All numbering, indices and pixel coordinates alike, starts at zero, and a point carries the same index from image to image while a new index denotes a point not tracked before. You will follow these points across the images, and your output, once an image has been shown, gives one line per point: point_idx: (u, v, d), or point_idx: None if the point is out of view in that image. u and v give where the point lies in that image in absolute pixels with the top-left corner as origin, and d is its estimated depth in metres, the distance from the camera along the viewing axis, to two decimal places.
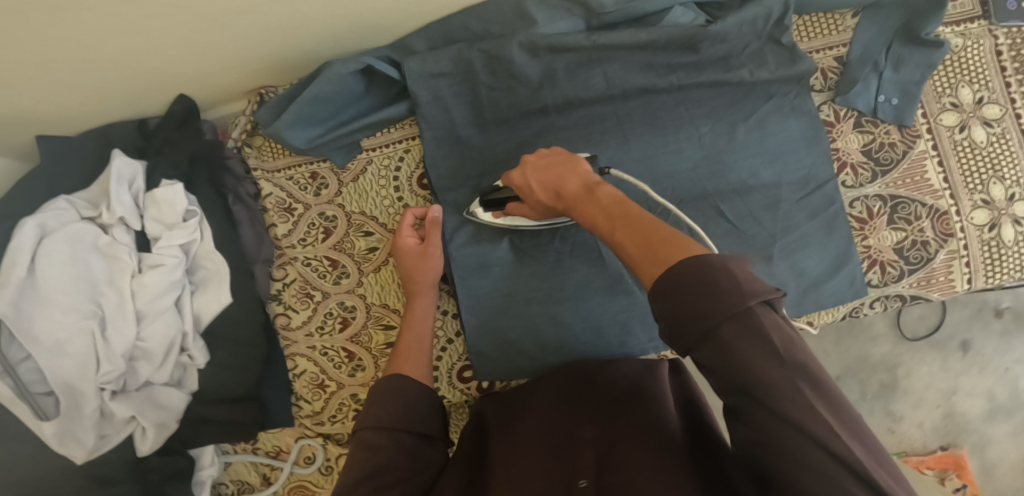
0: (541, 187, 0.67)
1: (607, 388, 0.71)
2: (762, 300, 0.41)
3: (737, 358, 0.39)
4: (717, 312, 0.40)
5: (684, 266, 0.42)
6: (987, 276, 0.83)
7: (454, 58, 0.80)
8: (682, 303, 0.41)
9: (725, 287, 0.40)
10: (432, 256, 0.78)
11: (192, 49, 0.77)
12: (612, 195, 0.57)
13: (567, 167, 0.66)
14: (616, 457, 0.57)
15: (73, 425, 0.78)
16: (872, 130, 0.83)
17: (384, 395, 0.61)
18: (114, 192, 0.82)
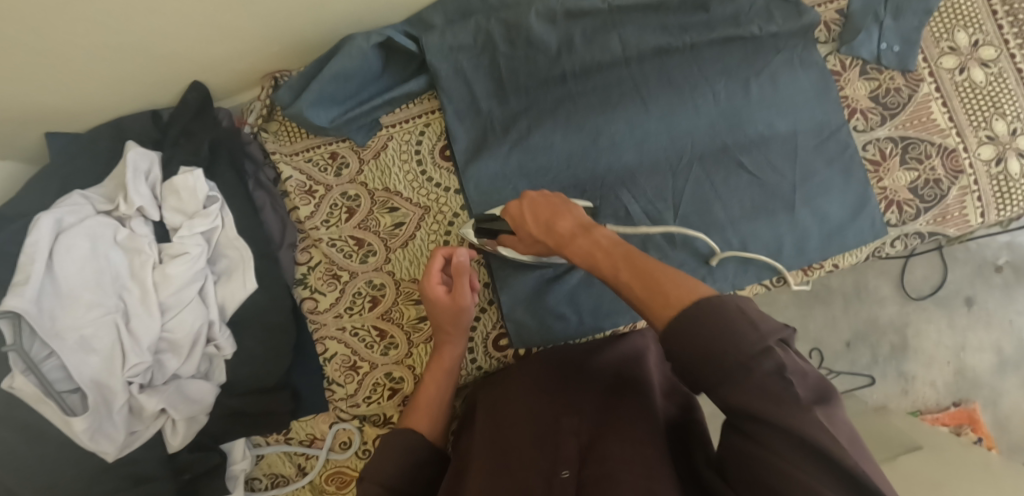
0: (533, 223, 0.68)
1: (595, 374, 0.71)
2: (780, 341, 0.44)
3: (757, 392, 0.43)
4: (738, 347, 0.44)
5: (704, 311, 0.46)
6: (998, 209, 0.86)
7: (473, 31, 0.83)
8: (705, 339, 0.45)
9: (749, 335, 0.44)
10: (464, 312, 0.74)
11: (213, 31, 0.78)
12: (610, 243, 0.61)
13: (560, 212, 0.66)
14: (599, 447, 0.59)
15: (103, 423, 0.75)
16: (877, 77, 0.86)
17: (391, 452, 0.65)
18: (131, 184, 0.81)
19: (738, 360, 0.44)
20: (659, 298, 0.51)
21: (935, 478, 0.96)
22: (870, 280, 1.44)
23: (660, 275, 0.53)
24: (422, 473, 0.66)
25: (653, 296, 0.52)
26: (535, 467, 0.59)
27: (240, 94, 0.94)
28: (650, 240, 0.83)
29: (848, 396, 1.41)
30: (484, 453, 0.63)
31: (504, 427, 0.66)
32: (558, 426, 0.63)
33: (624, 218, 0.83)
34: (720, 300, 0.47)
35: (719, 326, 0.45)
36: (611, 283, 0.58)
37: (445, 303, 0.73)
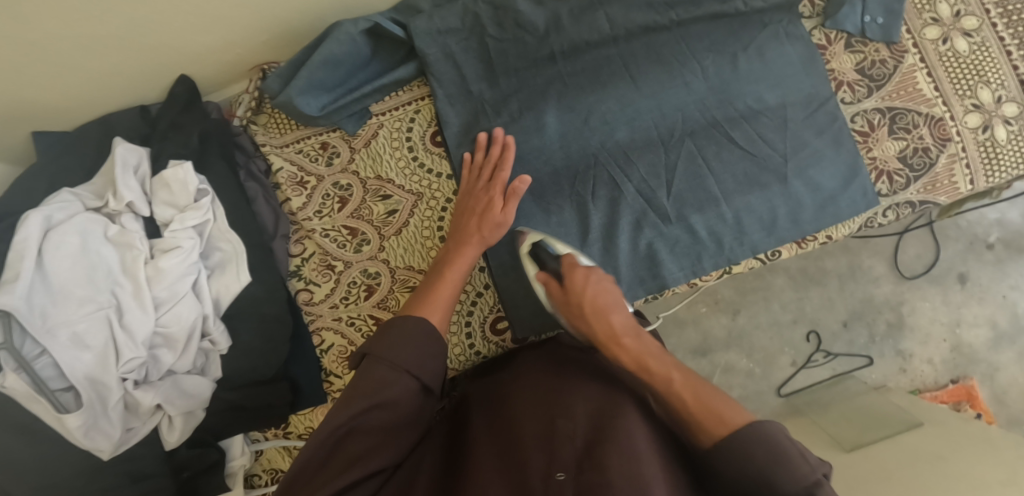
0: (594, 293, 0.73)
1: (594, 378, 0.70)
2: (822, 475, 0.54)
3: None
4: (795, 478, 0.53)
5: (759, 439, 0.55)
6: (987, 176, 0.87)
7: (461, 14, 0.83)
8: (759, 467, 0.54)
9: (802, 467, 0.53)
10: (502, 226, 0.78)
11: (200, 20, 0.78)
12: (657, 349, 0.68)
13: (617, 298, 0.73)
14: (597, 453, 0.56)
15: (98, 420, 0.74)
16: (863, 50, 0.87)
17: (402, 327, 0.64)
18: (121, 179, 0.81)
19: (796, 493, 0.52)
20: (711, 414, 0.59)
21: (939, 452, 0.96)
22: (864, 260, 1.45)
23: (709, 393, 0.61)
24: (426, 364, 0.63)
25: (704, 413, 0.59)
26: (529, 469, 0.55)
27: (229, 88, 0.94)
28: (644, 218, 0.84)
29: (847, 377, 1.42)
30: (479, 460, 0.61)
31: (500, 431, 0.64)
32: (554, 428, 0.60)
33: (617, 196, 0.84)
34: (766, 427, 0.56)
35: (773, 456, 0.54)
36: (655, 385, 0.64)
37: (493, 202, 0.78)
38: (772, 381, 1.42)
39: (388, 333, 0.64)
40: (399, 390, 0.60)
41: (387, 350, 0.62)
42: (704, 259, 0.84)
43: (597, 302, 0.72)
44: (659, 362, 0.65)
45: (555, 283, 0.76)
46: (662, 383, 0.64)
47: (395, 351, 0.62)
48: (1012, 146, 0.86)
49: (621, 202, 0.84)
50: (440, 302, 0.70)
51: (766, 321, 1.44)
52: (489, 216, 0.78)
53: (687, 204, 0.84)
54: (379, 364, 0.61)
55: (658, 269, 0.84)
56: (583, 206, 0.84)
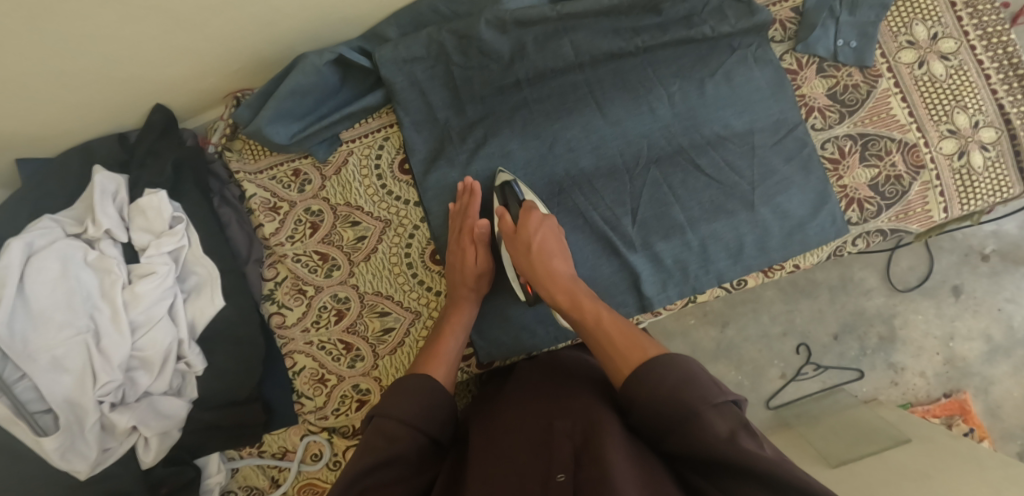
0: (542, 238, 0.78)
1: (589, 383, 0.70)
2: (731, 401, 0.57)
3: (705, 429, 0.54)
4: (701, 396, 0.56)
5: (669, 364, 0.60)
6: (962, 203, 0.85)
7: (426, 43, 0.83)
8: (654, 379, 0.60)
9: (712, 391, 0.57)
10: (485, 275, 0.82)
11: (170, 53, 0.80)
12: (590, 294, 0.75)
13: (560, 246, 0.79)
14: (593, 448, 0.56)
15: (75, 441, 0.77)
16: (835, 74, 0.86)
17: (413, 387, 0.68)
18: (99, 205, 0.83)
19: (700, 411, 0.55)
20: (628, 352, 0.65)
21: (925, 471, 0.95)
22: (855, 272, 1.43)
23: (635, 334, 0.68)
24: (437, 416, 0.67)
25: (626, 350, 0.65)
26: (530, 476, 0.56)
27: (204, 114, 0.96)
28: (608, 246, 0.84)
29: (838, 390, 1.40)
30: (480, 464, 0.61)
31: (497, 434, 0.65)
32: (552, 430, 0.61)
33: (582, 224, 0.85)
34: (676, 358, 0.62)
35: (684, 380, 0.58)
36: (592, 328, 0.71)
37: (466, 255, 0.81)
38: (761, 393, 1.41)
39: (402, 391, 0.67)
40: (413, 447, 0.62)
41: (398, 410, 0.64)
42: (669, 286, 0.85)
43: (542, 247, 0.77)
44: (591, 301, 0.73)
45: (509, 219, 0.80)
46: (590, 316, 0.72)
47: (405, 409, 0.65)
48: (988, 173, 0.85)
49: (586, 229, 0.85)
50: (445, 356, 0.74)
51: (755, 333, 1.43)
52: (471, 268, 0.81)
53: (652, 232, 0.84)
54: (392, 422, 0.63)
55: (624, 296, 0.85)
56: None
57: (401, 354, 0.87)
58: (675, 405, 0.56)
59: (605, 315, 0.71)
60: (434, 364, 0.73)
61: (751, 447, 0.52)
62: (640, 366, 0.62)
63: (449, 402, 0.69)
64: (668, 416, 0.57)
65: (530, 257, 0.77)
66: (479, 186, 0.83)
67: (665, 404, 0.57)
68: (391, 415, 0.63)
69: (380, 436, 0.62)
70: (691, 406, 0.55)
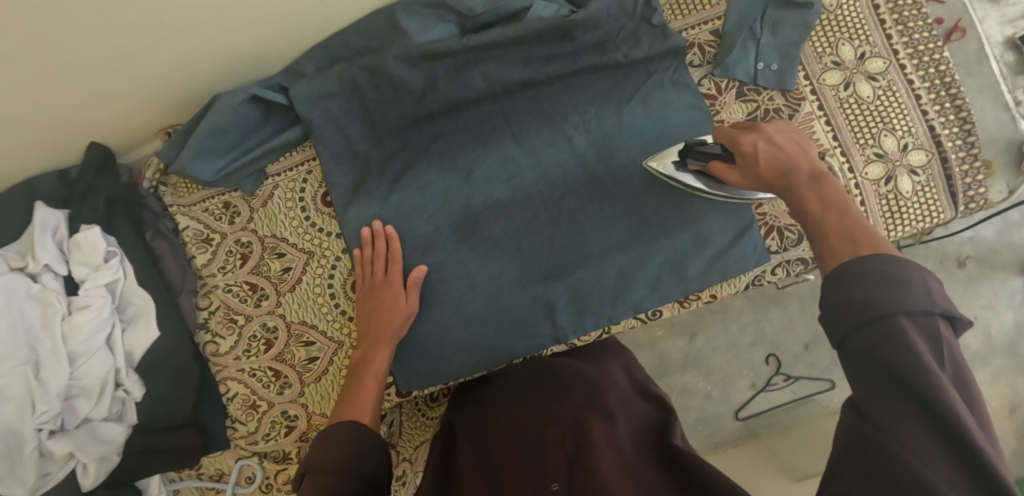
0: (771, 153, 0.68)
1: (571, 390, 0.77)
2: (938, 316, 0.46)
3: (897, 337, 0.45)
4: (900, 304, 0.46)
5: (876, 258, 0.50)
6: (888, 229, 0.82)
7: (339, 78, 0.84)
8: (852, 285, 0.49)
9: (920, 297, 0.47)
10: (410, 317, 0.82)
11: (93, 98, 0.83)
12: (837, 190, 0.62)
13: (798, 147, 0.67)
14: (581, 460, 0.64)
15: (15, 467, 0.83)
16: (755, 98, 0.83)
17: (340, 436, 0.68)
18: (38, 242, 0.87)
19: (893, 316, 0.46)
20: (861, 242, 0.54)
21: None
22: None
23: (862, 236, 0.54)
24: (372, 460, 0.67)
25: (870, 241, 0.54)
26: (527, 485, 0.64)
27: (141, 148, 0.99)
28: (526, 274, 0.85)
29: (808, 401, 1.37)
30: (472, 468, 0.70)
31: (485, 445, 0.73)
32: (544, 438, 0.69)
33: (495, 252, 0.85)
34: (895, 259, 0.50)
35: (892, 277, 0.48)
36: (816, 223, 0.60)
37: (396, 295, 0.82)
38: (730, 404, 1.38)
39: (326, 442, 0.67)
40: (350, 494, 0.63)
41: (330, 461, 0.64)
42: (585, 315, 0.84)
43: (773, 157, 0.67)
44: (824, 195, 0.61)
45: (722, 165, 0.73)
46: (818, 215, 0.60)
47: (333, 459, 0.65)
48: (917, 198, 0.82)
49: (500, 258, 0.85)
50: (365, 403, 0.74)
51: (723, 343, 1.39)
52: (400, 307, 0.82)
53: (569, 261, 0.84)
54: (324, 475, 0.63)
55: (540, 325, 0.85)
56: (461, 264, 0.85)
57: (325, 382, 0.89)
58: (857, 304, 0.48)
59: (847, 206, 0.59)
60: (358, 412, 0.73)
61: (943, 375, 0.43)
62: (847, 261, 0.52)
63: (380, 442, 0.70)
64: (851, 316, 0.48)
65: (753, 178, 0.69)
66: (398, 233, 0.85)
67: (848, 299, 0.48)
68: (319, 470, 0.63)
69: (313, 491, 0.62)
70: (885, 308, 0.46)
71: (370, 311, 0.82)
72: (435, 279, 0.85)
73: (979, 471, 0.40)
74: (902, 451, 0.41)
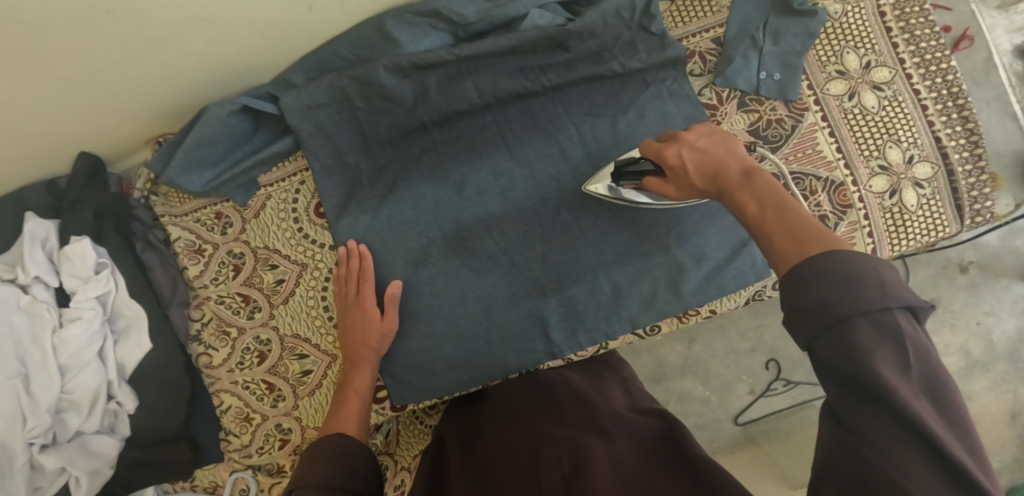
0: (699, 160, 0.63)
1: (566, 409, 0.76)
2: (896, 307, 0.42)
3: (855, 347, 0.42)
4: (854, 305, 0.42)
5: (826, 257, 0.45)
6: (892, 244, 0.80)
7: (328, 88, 0.81)
8: (804, 292, 0.45)
9: (874, 294, 0.42)
10: (388, 335, 0.81)
11: (78, 110, 0.81)
12: (775, 185, 0.56)
13: (724, 149, 0.62)
14: (579, 479, 0.64)
15: (4, 482, 0.82)
16: (757, 109, 0.81)
17: (322, 450, 0.67)
18: (27, 254, 0.86)
19: (848, 320, 0.42)
20: (805, 239, 0.49)
21: None
22: None
23: (806, 233, 0.49)
24: (358, 474, 0.66)
25: (813, 237, 0.48)
26: None
27: (131, 157, 0.97)
28: (521, 290, 0.83)
29: (807, 407, 1.36)
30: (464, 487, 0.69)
31: (479, 463, 0.72)
32: (539, 455, 0.68)
33: (489, 266, 0.83)
34: (843, 253, 0.45)
35: (846, 275, 0.44)
36: (757, 226, 0.54)
37: (370, 314, 0.81)
38: (729, 409, 1.37)
39: (311, 457, 0.66)
40: None
41: (314, 474, 0.63)
42: (581, 332, 0.83)
43: (704, 162, 0.62)
44: (762, 192, 0.55)
45: (658, 182, 0.69)
46: (759, 213, 0.54)
47: (319, 472, 0.63)
48: (922, 212, 0.80)
49: (495, 273, 0.83)
50: (349, 418, 0.74)
51: (721, 349, 1.38)
52: (375, 328, 0.81)
53: (564, 276, 0.82)
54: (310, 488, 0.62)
55: (534, 342, 0.83)
56: (454, 278, 0.83)
57: (319, 395, 0.88)
58: (811, 312, 0.44)
59: (787, 200, 0.54)
60: (344, 425, 0.73)
61: (902, 377, 0.40)
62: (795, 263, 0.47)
63: (368, 454, 0.70)
64: (812, 321, 0.44)
65: (687, 188, 0.64)
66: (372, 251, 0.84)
67: (802, 309, 0.44)
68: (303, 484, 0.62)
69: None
70: (840, 312, 0.42)
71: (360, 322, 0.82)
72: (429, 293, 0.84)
73: (954, 471, 0.38)
74: (877, 461, 0.40)
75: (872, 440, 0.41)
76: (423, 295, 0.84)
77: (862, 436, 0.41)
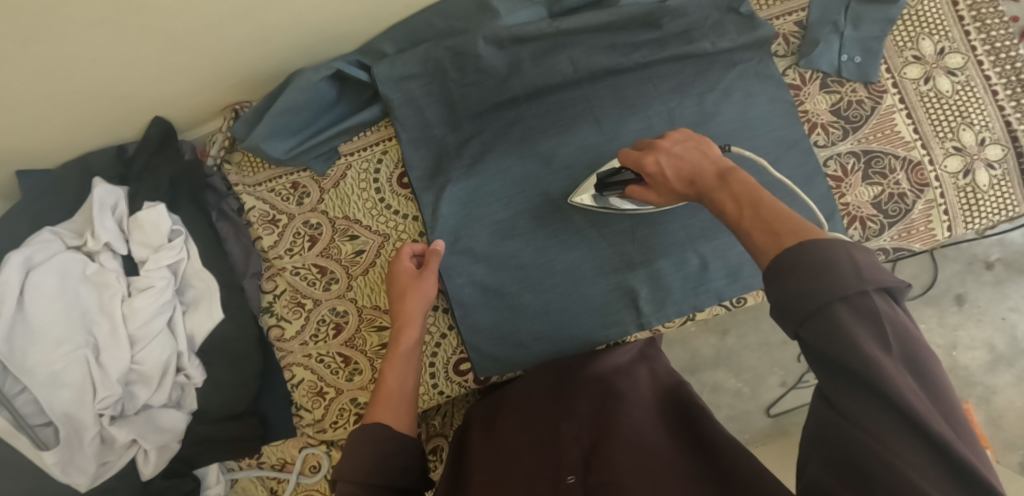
0: (674, 166, 0.64)
1: (587, 384, 0.75)
2: (871, 290, 0.42)
3: (837, 331, 0.42)
4: (831, 291, 0.42)
5: (803, 246, 0.45)
6: (967, 222, 0.84)
7: (422, 58, 0.82)
8: (783, 284, 0.45)
9: (848, 278, 0.42)
10: (420, 289, 0.79)
11: (165, 71, 0.80)
12: (748, 182, 0.57)
13: (700, 153, 0.64)
14: (600, 453, 0.63)
15: (74, 455, 0.78)
16: (839, 90, 0.84)
17: (361, 441, 0.65)
18: (97, 219, 0.83)
19: (828, 306, 0.42)
20: (781, 232, 0.49)
21: None
22: None
23: (782, 227, 0.49)
24: (398, 463, 0.65)
25: (788, 227, 0.49)
26: (541, 475, 0.63)
27: (202, 127, 0.96)
28: (609, 263, 0.83)
29: None
30: (484, 472, 0.68)
31: (498, 440, 0.72)
32: (559, 433, 0.68)
33: (576, 239, 0.83)
34: (819, 244, 0.45)
35: (821, 263, 0.44)
36: (737, 228, 0.55)
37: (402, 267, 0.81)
38: (761, 401, 1.35)
39: (350, 448, 0.65)
40: None
41: (351, 468, 0.63)
42: (668, 303, 0.84)
43: (681, 168, 0.63)
44: (734, 192, 0.56)
45: (639, 189, 0.71)
46: (735, 213, 0.55)
47: (356, 466, 0.63)
48: (994, 191, 0.83)
49: (583, 246, 0.83)
50: (391, 396, 0.71)
51: (754, 341, 1.36)
52: (406, 280, 0.80)
53: (651, 250, 0.83)
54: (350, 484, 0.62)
55: (620, 314, 0.84)
56: (541, 250, 0.83)
57: None
58: (792, 302, 0.44)
59: (760, 195, 0.54)
60: (383, 406, 0.70)
61: (885, 360, 0.40)
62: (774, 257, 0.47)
63: (406, 445, 0.67)
64: (794, 308, 0.44)
65: (668, 192, 0.66)
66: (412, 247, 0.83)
67: (782, 299, 0.45)
68: (342, 480, 0.62)
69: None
70: (819, 299, 0.43)
71: (397, 304, 0.79)
72: (517, 267, 0.84)
73: (943, 451, 0.38)
74: (867, 439, 0.40)
75: (863, 421, 0.41)
76: (511, 268, 0.84)
77: (852, 418, 0.42)
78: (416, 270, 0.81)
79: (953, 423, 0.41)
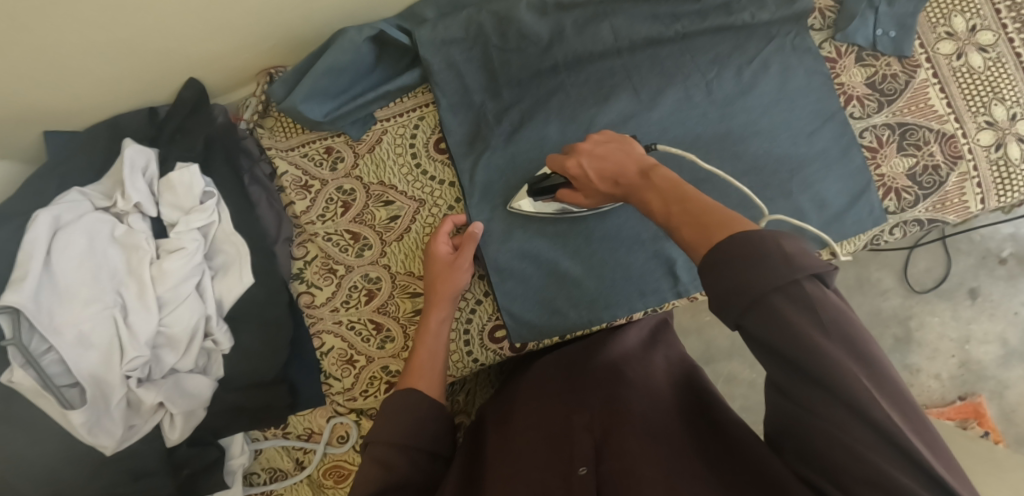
0: (597, 168, 0.67)
1: (599, 373, 0.72)
2: (804, 277, 0.41)
3: (781, 321, 0.41)
4: (762, 283, 0.42)
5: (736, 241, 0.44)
6: (998, 195, 0.85)
7: (464, 24, 0.84)
8: (719, 280, 0.44)
9: (777, 266, 0.42)
10: (458, 269, 0.79)
11: (208, 29, 0.80)
12: (673, 178, 0.58)
13: (622, 153, 0.66)
14: (613, 442, 0.60)
15: (102, 417, 0.75)
16: (874, 63, 0.85)
17: (396, 407, 0.66)
18: (129, 179, 0.81)
19: (765, 298, 0.42)
20: (709, 227, 0.49)
21: None
22: (872, 273, 1.23)
23: (712, 222, 0.49)
24: (431, 428, 0.66)
25: (715, 222, 0.49)
26: (551, 467, 0.60)
27: (235, 92, 0.95)
28: (647, 231, 0.83)
29: None
30: (498, 460, 0.66)
31: (510, 431, 0.70)
32: (571, 423, 0.65)
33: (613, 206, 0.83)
34: (749, 237, 0.44)
35: (751, 256, 0.43)
36: (665, 226, 0.55)
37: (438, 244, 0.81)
38: None
39: (386, 413, 0.66)
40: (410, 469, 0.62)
41: (384, 432, 0.64)
42: None
43: (605, 169, 0.66)
44: (661, 190, 0.57)
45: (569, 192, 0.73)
46: (666, 210, 0.55)
47: (390, 430, 0.64)
48: None
49: (621, 213, 0.83)
50: (425, 369, 0.73)
51: None
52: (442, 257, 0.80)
53: None
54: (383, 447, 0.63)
55: (656, 283, 0.83)
56: (579, 217, 0.83)
57: None
58: (730, 296, 0.43)
59: (685, 191, 0.55)
60: (416, 377, 0.72)
61: (837, 351, 0.40)
62: (710, 252, 0.46)
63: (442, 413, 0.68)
64: (733, 301, 0.43)
65: (594, 192, 0.70)
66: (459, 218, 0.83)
67: (721, 293, 0.44)
68: (378, 441, 0.63)
69: (371, 465, 0.62)
70: (759, 290, 0.42)
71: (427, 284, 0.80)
72: (554, 234, 0.83)
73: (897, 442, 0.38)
74: (836, 431, 0.40)
75: (820, 414, 0.41)
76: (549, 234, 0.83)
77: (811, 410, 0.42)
78: (452, 253, 0.81)
79: (914, 410, 0.40)
